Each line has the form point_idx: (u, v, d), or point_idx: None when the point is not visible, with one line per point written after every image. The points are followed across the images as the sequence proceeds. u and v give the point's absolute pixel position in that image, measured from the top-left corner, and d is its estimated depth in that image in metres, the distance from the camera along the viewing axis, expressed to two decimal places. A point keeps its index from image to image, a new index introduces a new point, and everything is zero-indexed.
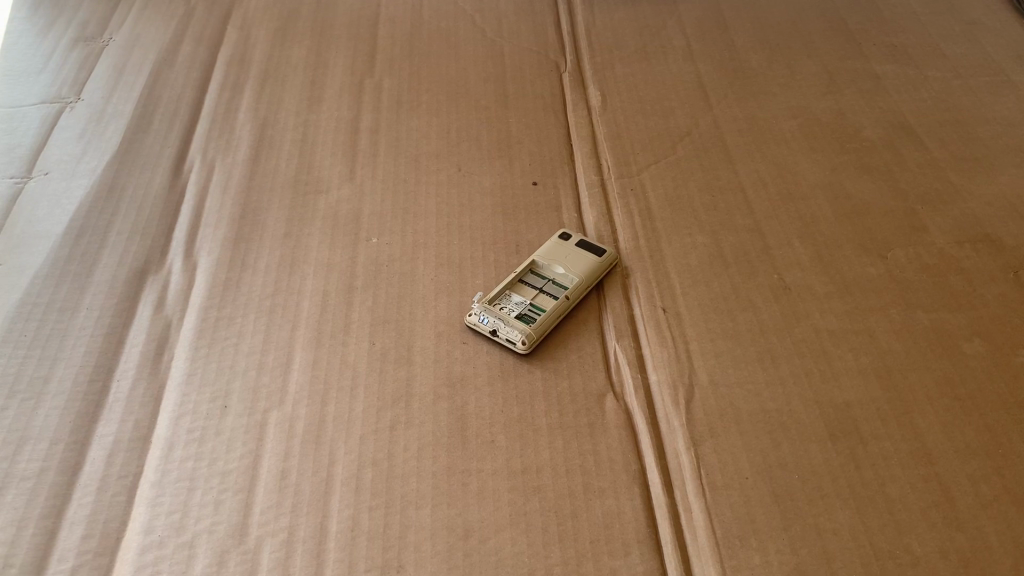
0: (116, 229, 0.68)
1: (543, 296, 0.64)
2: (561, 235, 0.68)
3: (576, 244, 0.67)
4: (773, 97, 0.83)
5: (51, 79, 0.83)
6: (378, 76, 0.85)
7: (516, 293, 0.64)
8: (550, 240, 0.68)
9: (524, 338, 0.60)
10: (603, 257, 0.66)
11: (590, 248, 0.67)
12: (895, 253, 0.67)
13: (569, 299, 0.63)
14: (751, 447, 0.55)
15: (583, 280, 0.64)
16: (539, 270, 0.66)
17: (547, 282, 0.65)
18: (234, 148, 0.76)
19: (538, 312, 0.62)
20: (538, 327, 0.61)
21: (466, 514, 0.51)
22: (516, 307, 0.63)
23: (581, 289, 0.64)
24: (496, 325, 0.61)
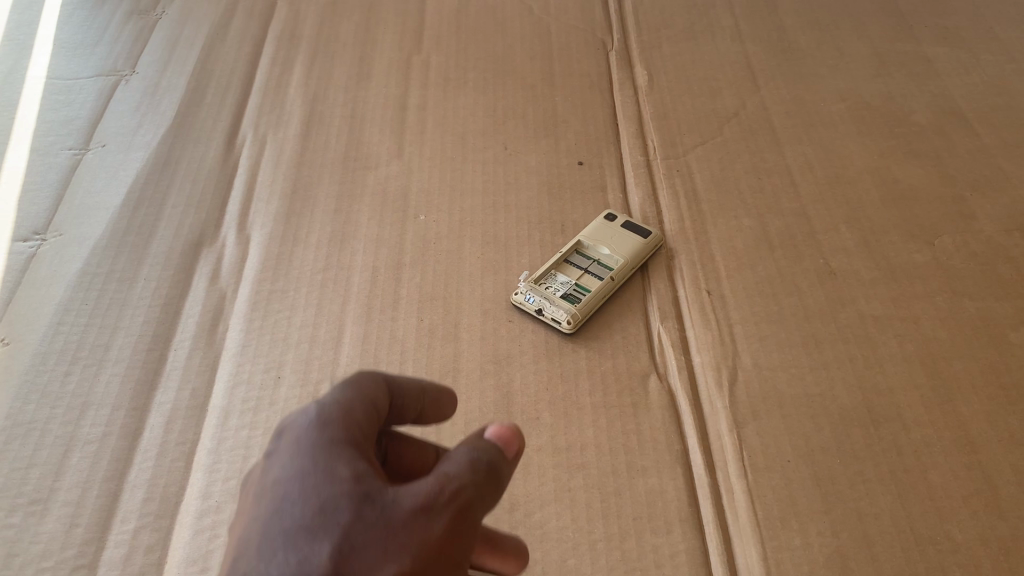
0: (171, 201, 0.70)
1: (589, 276, 0.65)
2: (606, 216, 0.68)
3: (621, 224, 0.67)
4: (822, 78, 0.82)
5: (106, 52, 0.85)
6: (425, 53, 0.85)
7: (561, 273, 0.65)
8: (596, 221, 0.69)
9: (570, 318, 0.61)
10: (649, 238, 0.67)
11: (636, 229, 0.67)
12: (942, 240, 0.67)
13: (614, 281, 0.64)
14: (794, 430, 0.56)
15: (628, 262, 0.65)
16: (584, 251, 0.67)
17: (592, 263, 0.66)
18: (285, 123, 0.78)
19: (583, 293, 0.63)
20: (583, 307, 0.62)
21: (512, 488, 0.53)
22: (561, 286, 0.64)
23: (626, 270, 0.64)
24: (542, 303, 0.62)
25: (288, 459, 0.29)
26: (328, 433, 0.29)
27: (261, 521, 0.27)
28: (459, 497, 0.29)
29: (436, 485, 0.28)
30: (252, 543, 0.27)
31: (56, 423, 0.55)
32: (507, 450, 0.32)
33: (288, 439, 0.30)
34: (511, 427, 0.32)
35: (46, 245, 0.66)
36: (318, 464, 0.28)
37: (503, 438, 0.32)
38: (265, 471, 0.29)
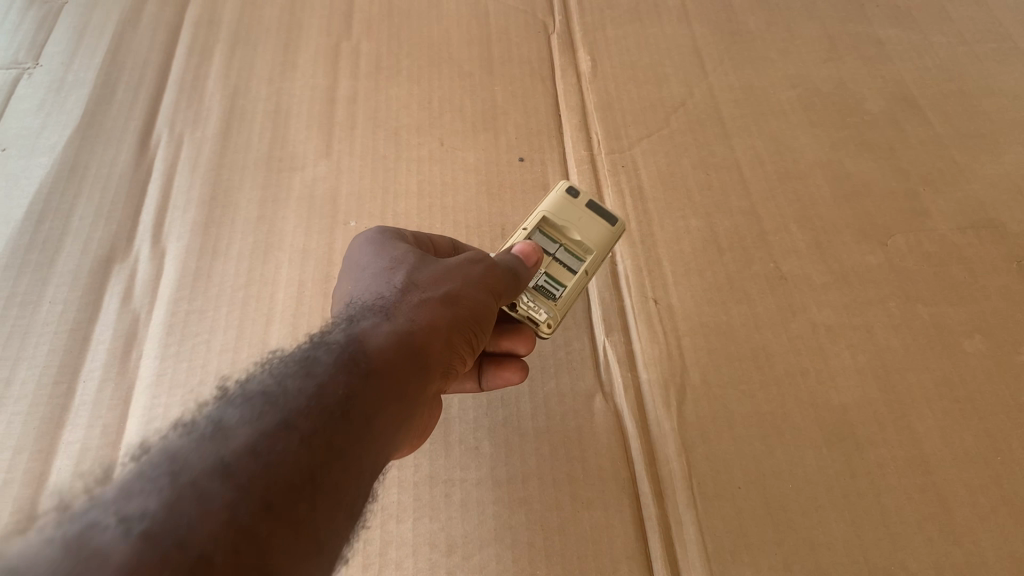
0: (80, 213, 0.65)
1: (557, 265, 0.55)
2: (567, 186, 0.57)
3: (586, 202, 0.57)
4: (771, 64, 0.79)
5: (7, 42, 0.78)
6: (354, 38, 0.80)
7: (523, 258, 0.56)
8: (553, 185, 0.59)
9: (548, 322, 0.53)
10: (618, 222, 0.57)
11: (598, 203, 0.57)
12: (895, 240, 0.65)
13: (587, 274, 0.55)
14: (744, 453, 0.53)
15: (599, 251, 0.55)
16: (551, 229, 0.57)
17: (559, 248, 0.56)
18: (203, 120, 0.72)
19: (555, 288, 0.54)
20: (561, 305, 0.54)
21: (449, 528, 0.50)
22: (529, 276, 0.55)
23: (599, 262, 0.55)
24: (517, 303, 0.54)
25: (367, 236, 0.51)
26: (390, 231, 0.52)
27: (372, 254, 0.48)
28: (492, 262, 0.48)
29: (473, 254, 0.48)
30: (371, 262, 0.47)
31: None
32: (525, 260, 0.51)
33: (373, 234, 0.51)
34: (532, 246, 0.51)
35: None
36: (406, 240, 0.51)
37: (524, 252, 0.51)
38: (361, 245, 0.50)
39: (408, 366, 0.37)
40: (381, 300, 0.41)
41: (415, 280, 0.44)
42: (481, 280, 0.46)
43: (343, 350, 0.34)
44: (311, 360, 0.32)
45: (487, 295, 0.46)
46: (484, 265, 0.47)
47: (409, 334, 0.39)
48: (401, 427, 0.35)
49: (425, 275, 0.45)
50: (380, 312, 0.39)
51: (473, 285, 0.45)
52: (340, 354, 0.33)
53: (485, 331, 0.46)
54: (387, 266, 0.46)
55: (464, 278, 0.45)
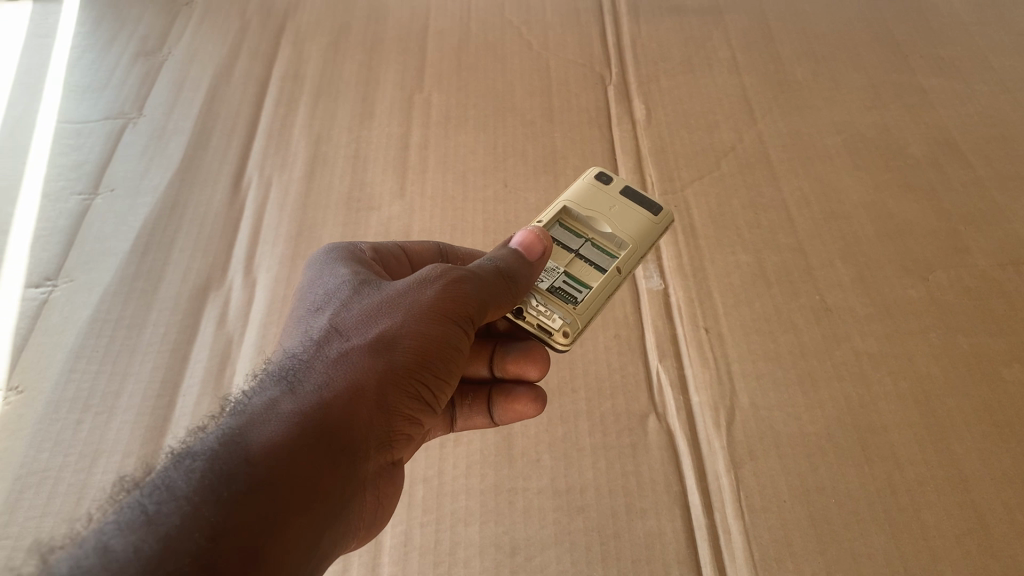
0: (179, 246, 0.72)
1: (579, 263, 0.55)
2: (603, 183, 0.60)
3: (620, 198, 0.58)
4: (817, 112, 0.83)
5: (113, 95, 0.87)
6: (426, 90, 0.86)
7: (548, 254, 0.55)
8: (583, 184, 0.60)
9: (566, 329, 0.50)
10: (660, 212, 0.58)
11: (637, 195, 0.59)
12: (936, 275, 0.68)
13: (619, 273, 0.54)
14: (790, 469, 0.57)
15: (630, 246, 0.55)
16: (579, 227, 0.58)
17: (587, 244, 0.56)
18: (289, 165, 0.79)
19: (579, 290, 0.53)
20: (585, 309, 0.51)
21: (513, 531, 0.54)
22: (549, 278, 0.53)
23: (642, 251, 0.56)
24: (529, 308, 0.51)
25: (316, 262, 0.49)
26: (346, 249, 0.50)
27: (318, 287, 0.46)
28: (457, 276, 0.45)
29: (433, 268, 0.45)
30: (313, 299, 0.45)
31: (69, 471, 0.58)
32: (527, 256, 0.50)
33: (322, 258, 0.49)
34: (535, 234, 0.50)
35: (57, 291, 0.68)
36: (362, 260, 0.49)
37: (527, 244, 0.50)
38: (309, 272, 0.48)
39: (307, 453, 0.35)
40: (297, 369, 0.39)
41: (343, 328, 0.42)
42: (431, 307, 0.43)
43: (217, 458, 0.33)
44: (167, 493, 0.31)
45: (439, 323, 0.43)
46: (441, 285, 0.44)
47: (313, 411, 0.37)
48: (302, 528, 0.34)
49: (356, 318, 0.43)
50: (285, 388, 0.38)
51: (414, 320, 0.43)
52: (213, 469, 0.32)
53: (448, 357, 0.44)
54: (323, 308, 0.44)
55: (401, 314, 0.43)
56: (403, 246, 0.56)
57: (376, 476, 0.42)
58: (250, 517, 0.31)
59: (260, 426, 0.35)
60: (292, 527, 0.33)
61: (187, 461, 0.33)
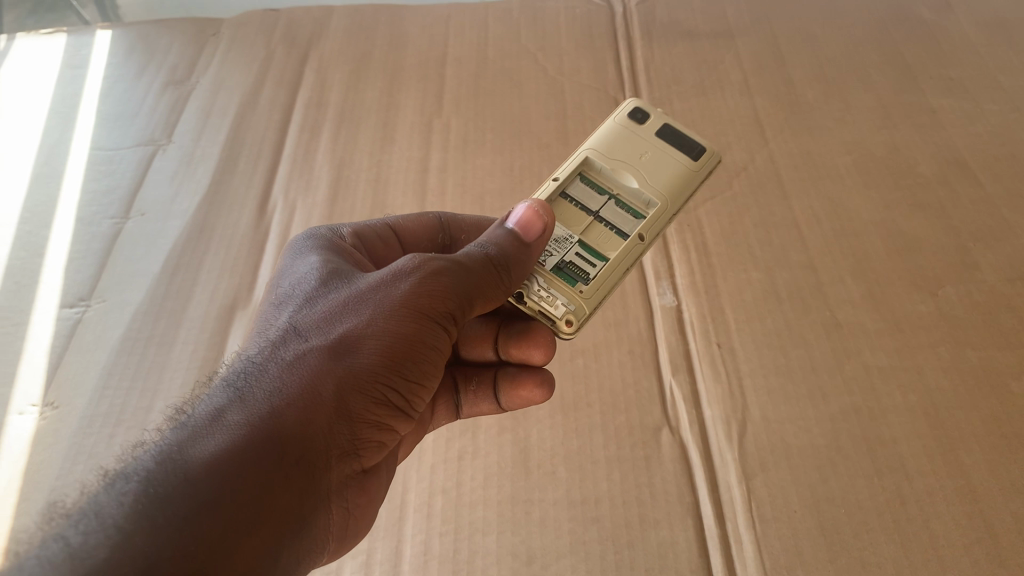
0: (207, 267, 0.74)
1: (598, 228, 0.54)
2: (640, 127, 0.58)
3: (657, 145, 0.57)
4: (828, 132, 0.85)
5: (144, 122, 0.90)
6: (445, 116, 0.89)
7: (567, 218, 0.55)
8: (613, 132, 0.58)
9: (570, 317, 0.49)
10: (698, 161, 0.56)
11: (673, 143, 0.57)
12: (945, 291, 0.69)
13: (641, 240, 0.52)
14: (800, 480, 0.58)
15: (660, 200, 0.54)
16: (607, 181, 0.56)
17: (612, 201, 0.55)
18: (313, 189, 0.82)
19: (588, 270, 0.51)
20: (591, 295, 0.50)
21: (529, 541, 0.56)
22: (558, 256, 0.52)
23: (673, 207, 0.54)
24: (537, 290, 0.50)
25: (295, 254, 0.50)
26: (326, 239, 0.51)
27: (291, 280, 0.47)
28: (431, 270, 0.44)
29: (408, 262, 0.45)
30: (284, 293, 0.46)
31: None
32: (524, 237, 0.48)
33: (301, 250, 0.50)
34: (534, 212, 0.48)
35: (91, 311, 0.71)
36: (339, 249, 0.50)
37: (526, 221, 0.48)
38: (288, 263, 0.49)
39: (240, 476, 0.36)
40: (250, 377, 0.40)
41: (302, 329, 0.42)
42: (396, 304, 0.43)
43: (140, 492, 0.34)
44: (94, 523, 0.33)
45: (401, 321, 0.43)
46: (412, 281, 0.44)
47: (250, 430, 0.38)
48: (243, 546, 0.35)
49: (316, 320, 0.43)
50: (232, 401, 0.39)
51: (373, 321, 0.43)
52: (135, 505, 0.34)
53: (418, 354, 0.44)
54: (291, 304, 0.45)
55: (361, 314, 0.43)
56: (396, 226, 0.59)
57: (348, 472, 0.44)
58: (175, 545, 0.33)
59: (198, 445, 0.36)
60: (221, 554, 0.34)
61: (119, 485, 0.35)
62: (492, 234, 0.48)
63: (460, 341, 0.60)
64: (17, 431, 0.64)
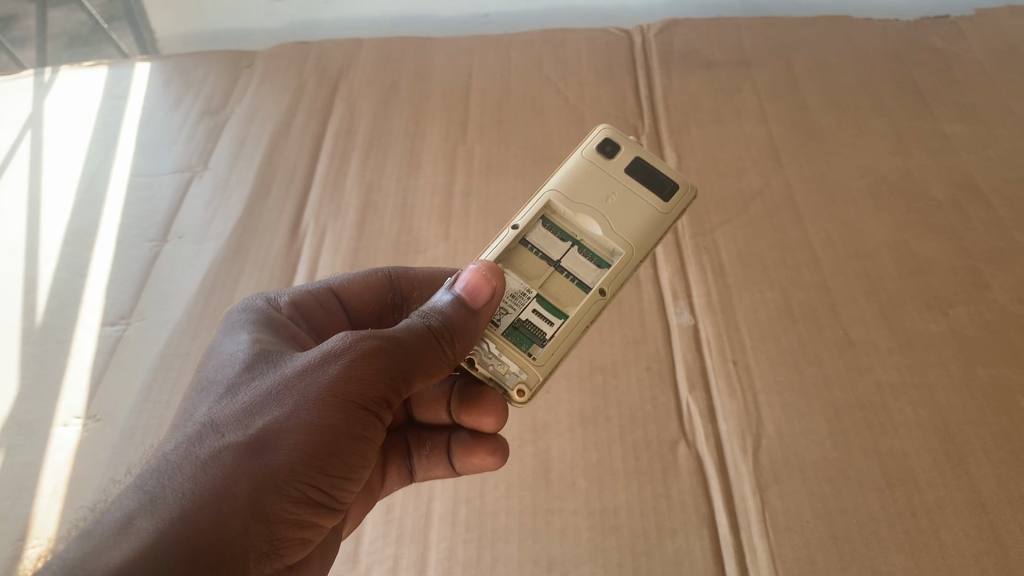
0: (242, 287, 0.78)
1: (558, 278, 0.54)
2: (606, 165, 0.58)
3: (623, 186, 0.56)
4: (842, 157, 0.87)
5: (181, 150, 0.94)
6: (469, 143, 0.92)
7: (528, 268, 0.55)
8: (579, 169, 0.57)
9: (521, 387, 0.50)
10: (669, 203, 0.56)
11: (643, 183, 0.56)
12: (956, 310, 0.71)
13: (602, 295, 0.52)
14: (813, 492, 0.60)
15: (623, 248, 0.54)
16: (569, 225, 0.56)
17: (574, 248, 0.55)
18: (342, 213, 0.85)
19: (545, 331, 0.52)
20: (544, 363, 0.50)
21: (549, 548, 0.58)
22: (514, 313, 0.53)
23: (639, 255, 0.54)
24: (492, 354, 0.51)
25: (224, 338, 0.50)
26: (257, 321, 0.51)
27: (217, 367, 0.47)
28: (360, 352, 0.44)
29: (337, 343, 0.45)
30: (210, 381, 0.46)
31: None
32: (471, 301, 0.48)
33: (229, 334, 0.50)
34: (482, 275, 0.49)
35: (131, 329, 0.75)
36: (269, 332, 0.50)
37: (473, 288, 0.48)
38: (215, 345, 0.49)
39: None
40: (165, 476, 0.40)
41: (218, 424, 0.42)
42: (324, 390, 0.43)
43: None
44: None
45: (323, 412, 0.43)
46: (339, 365, 0.44)
47: (156, 540, 0.37)
48: None
49: (235, 412, 0.43)
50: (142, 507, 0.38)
51: (294, 412, 0.42)
52: None
53: (347, 441, 0.44)
54: (216, 393, 0.45)
55: (283, 405, 0.42)
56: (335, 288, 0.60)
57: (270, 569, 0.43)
58: None
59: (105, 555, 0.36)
60: None
61: None
62: (438, 301, 0.49)
63: (415, 403, 0.61)
64: (61, 443, 0.67)
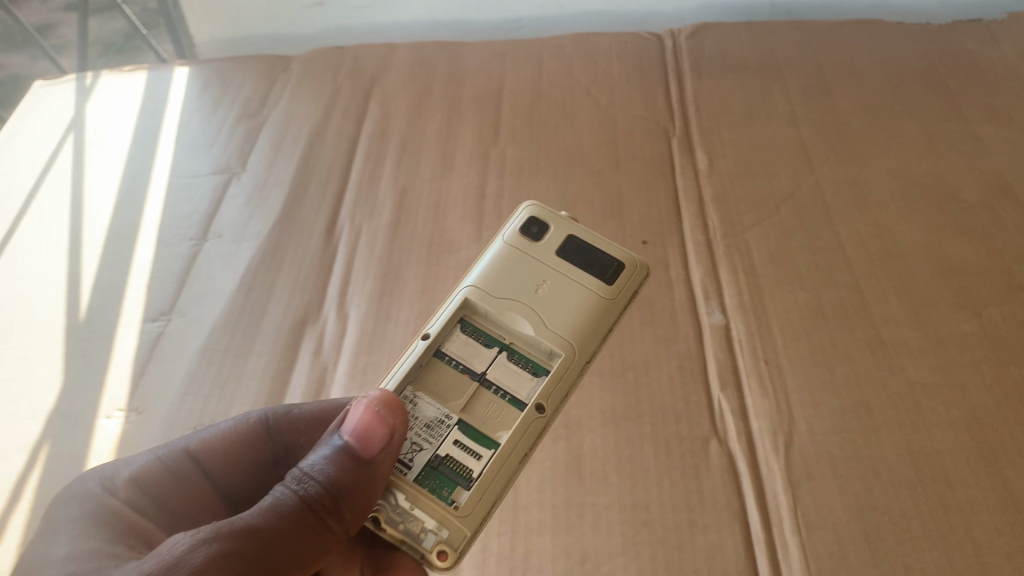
0: (280, 285, 0.79)
1: (484, 393, 0.52)
2: (535, 254, 0.57)
3: (557, 278, 0.56)
4: (874, 159, 0.87)
5: (219, 152, 0.96)
6: (501, 145, 0.93)
7: (449, 385, 0.52)
8: (504, 263, 0.57)
9: (441, 548, 0.45)
10: (612, 285, 0.56)
11: (581, 266, 0.57)
12: (989, 310, 0.71)
13: (539, 413, 0.50)
14: (845, 490, 0.60)
15: (558, 347, 0.52)
16: (496, 328, 0.55)
17: (503, 353, 0.54)
18: (376, 214, 0.86)
19: (468, 467, 0.48)
20: (470, 507, 0.46)
21: (582, 542, 0.59)
22: (431, 451, 0.49)
23: (584, 353, 0.53)
24: (405, 510, 0.47)
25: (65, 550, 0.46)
26: (108, 525, 0.47)
27: None
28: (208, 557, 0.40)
29: (179, 551, 0.40)
30: None
31: None
32: (363, 448, 0.45)
33: (72, 548, 0.46)
34: (369, 418, 0.45)
35: (171, 325, 0.77)
36: (116, 541, 0.46)
37: (360, 434, 0.45)
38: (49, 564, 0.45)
39: None
40: None
41: None
42: None
43: None
44: None
45: None
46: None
47: None
48: None
49: None
50: None
51: None
52: None
53: None
54: None
55: None
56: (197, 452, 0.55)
57: None
58: None
59: None
60: None
61: None
62: (321, 464, 0.45)
63: None
64: (105, 434, 0.69)
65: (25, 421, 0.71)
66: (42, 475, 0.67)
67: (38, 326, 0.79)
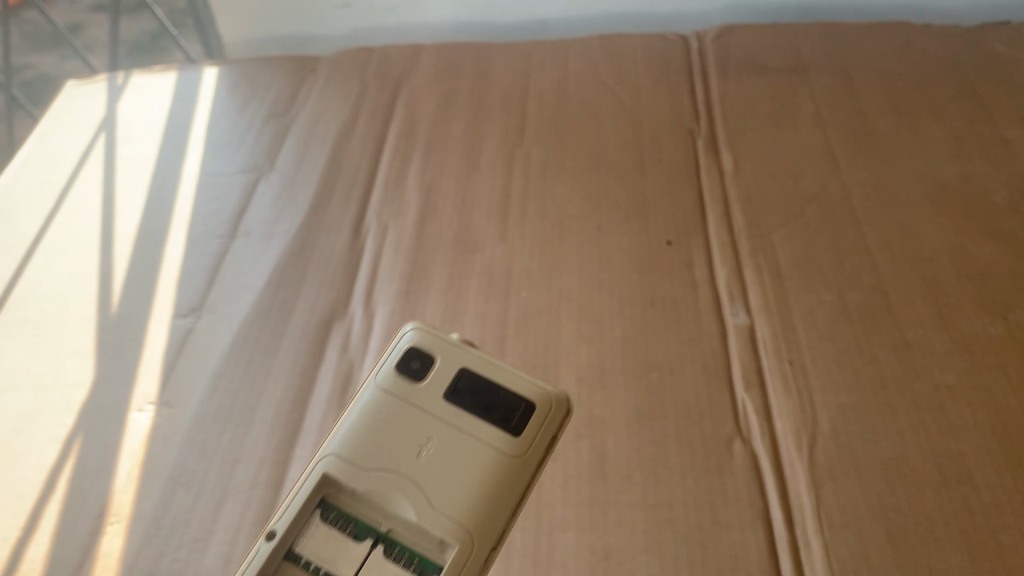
0: (308, 283, 0.80)
1: None
2: (414, 399, 0.44)
3: (444, 424, 0.43)
4: (900, 161, 0.87)
5: (249, 151, 0.97)
6: (526, 145, 0.94)
7: (356, 485, 0.42)
8: (371, 414, 0.44)
9: None
10: (520, 436, 0.42)
11: (478, 411, 0.43)
12: (1016, 313, 0.71)
13: None
14: (869, 491, 0.60)
15: (456, 527, 0.39)
16: (371, 510, 0.42)
17: (379, 543, 0.41)
18: (403, 213, 0.87)
19: None
20: None
21: (606, 539, 0.59)
22: None
23: (488, 533, 0.40)
24: None
25: None
26: None
27: None
28: None
29: None
30: None
31: (213, 473, 0.66)
32: None
33: None
34: None
35: (202, 321, 0.78)
36: None
37: None
38: None
39: None
40: None
41: None
42: None
43: None
44: None
45: None
46: None
47: None
48: None
49: None
50: None
51: None
52: None
53: None
54: None
55: None
56: None
57: None
58: None
59: None
60: None
61: None
62: None
63: None
64: (136, 427, 0.70)
65: (58, 413, 0.72)
66: (74, 465, 0.68)
67: (72, 321, 0.80)
